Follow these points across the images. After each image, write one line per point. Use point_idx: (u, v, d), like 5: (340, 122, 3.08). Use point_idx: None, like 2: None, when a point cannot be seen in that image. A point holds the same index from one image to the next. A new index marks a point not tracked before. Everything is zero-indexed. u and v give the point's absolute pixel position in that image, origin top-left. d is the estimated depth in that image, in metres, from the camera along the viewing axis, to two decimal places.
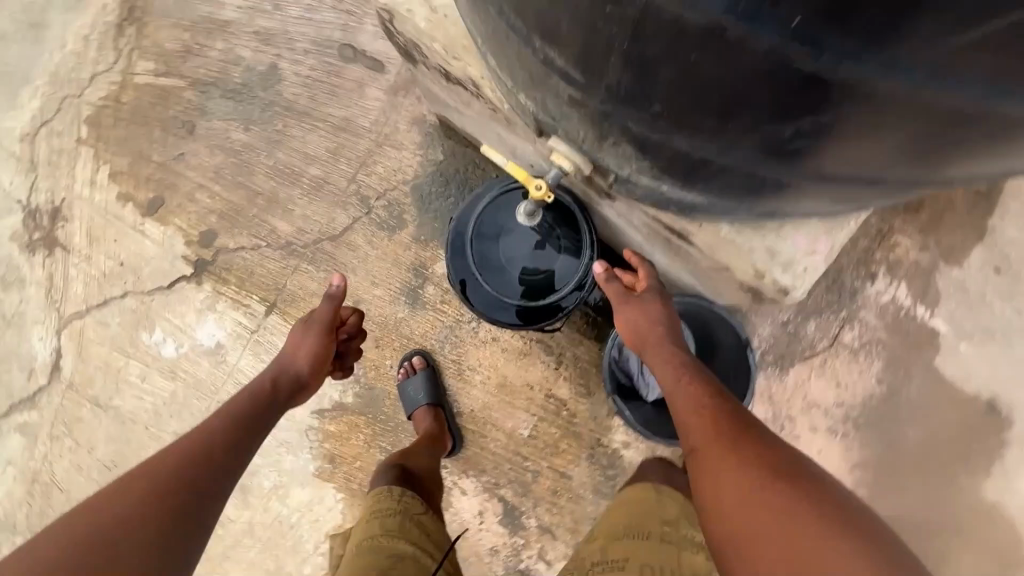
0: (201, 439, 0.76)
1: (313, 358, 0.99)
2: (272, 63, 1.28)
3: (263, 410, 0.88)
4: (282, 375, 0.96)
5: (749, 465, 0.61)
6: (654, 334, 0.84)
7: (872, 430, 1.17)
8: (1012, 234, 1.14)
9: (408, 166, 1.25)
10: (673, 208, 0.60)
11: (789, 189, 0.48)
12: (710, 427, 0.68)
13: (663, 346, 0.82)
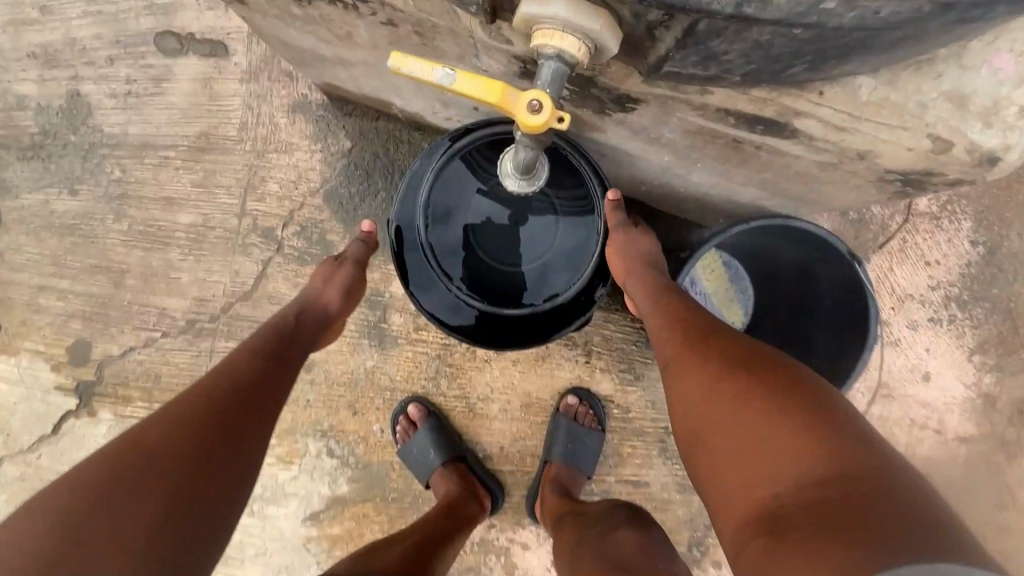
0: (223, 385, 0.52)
1: (343, 289, 0.73)
2: (71, 90, 0.90)
3: (289, 349, 0.62)
4: (309, 306, 0.70)
5: (704, 370, 0.49)
6: (631, 262, 0.65)
7: (980, 303, 0.95)
8: None
9: (311, 170, 0.91)
10: (800, 66, 0.30)
11: None
12: (671, 337, 0.56)
13: (631, 265, 0.65)
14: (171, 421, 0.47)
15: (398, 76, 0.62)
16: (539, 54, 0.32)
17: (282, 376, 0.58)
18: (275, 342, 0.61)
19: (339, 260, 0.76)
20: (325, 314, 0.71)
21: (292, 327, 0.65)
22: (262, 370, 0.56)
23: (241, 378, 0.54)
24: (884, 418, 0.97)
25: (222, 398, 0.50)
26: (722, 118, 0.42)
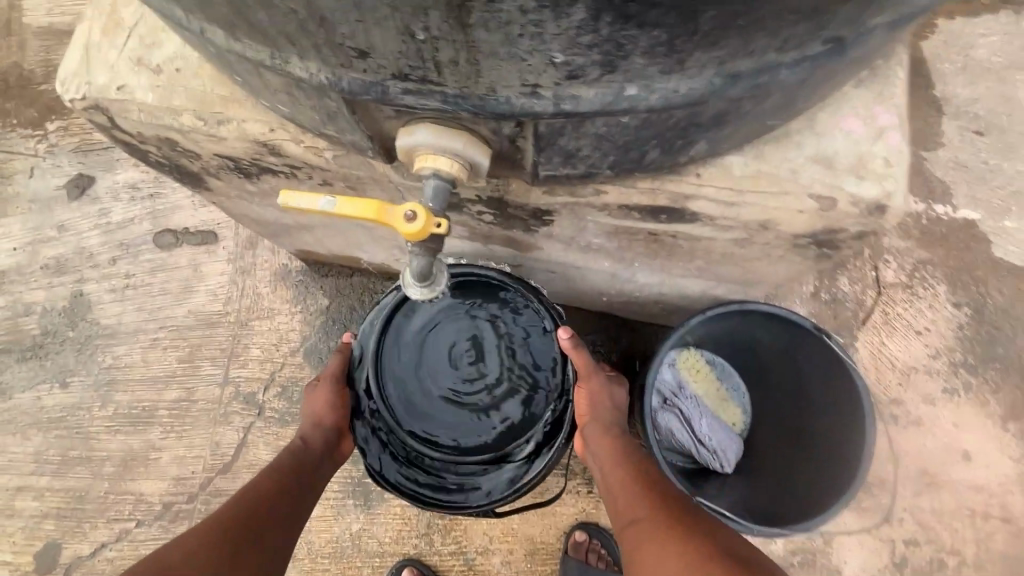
0: (253, 501, 0.53)
1: (339, 410, 0.68)
2: (75, 292, 0.98)
3: (313, 475, 0.61)
4: (309, 428, 0.65)
5: (677, 529, 0.48)
6: (601, 410, 0.66)
7: (988, 366, 0.90)
8: (971, 93, 0.98)
9: (292, 331, 0.94)
10: (654, 151, 0.34)
11: None
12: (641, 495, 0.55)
13: (598, 410, 0.66)
14: (214, 528, 0.48)
15: (354, 232, 0.68)
16: (424, 175, 0.35)
17: (305, 493, 0.58)
18: (295, 462, 0.60)
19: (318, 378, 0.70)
20: (330, 434, 0.66)
21: (303, 451, 0.62)
22: (286, 487, 0.56)
23: (268, 494, 0.54)
24: (939, 513, 0.85)
25: (253, 513, 0.51)
26: (626, 214, 0.45)
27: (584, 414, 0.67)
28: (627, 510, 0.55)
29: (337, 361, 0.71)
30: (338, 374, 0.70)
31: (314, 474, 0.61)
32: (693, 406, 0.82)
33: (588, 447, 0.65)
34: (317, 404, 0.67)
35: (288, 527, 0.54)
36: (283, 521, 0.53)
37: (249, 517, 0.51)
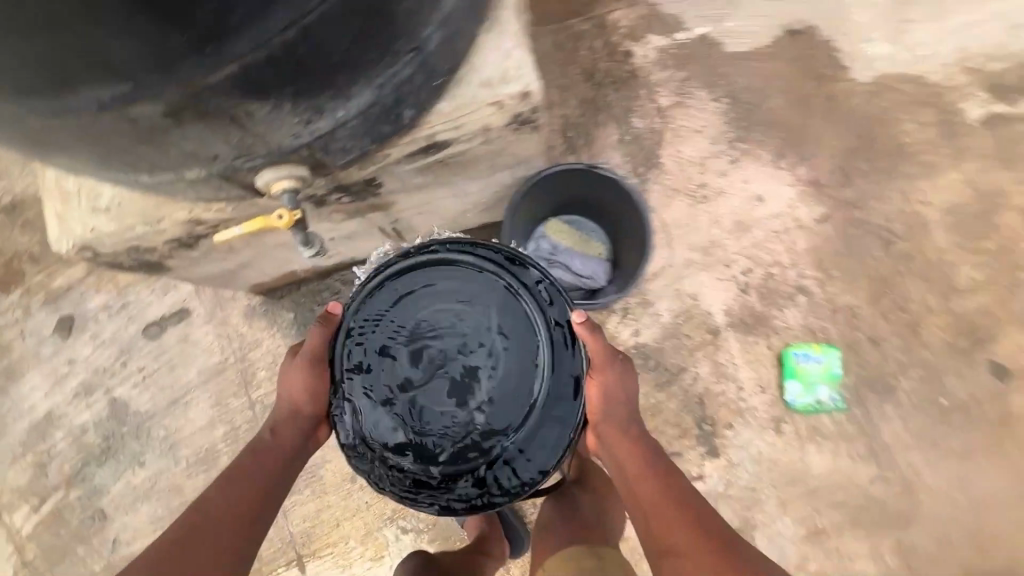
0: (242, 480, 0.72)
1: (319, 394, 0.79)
2: (109, 400, 1.24)
3: (296, 451, 0.77)
4: (285, 414, 0.77)
5: (716, 556, 0.66)
6: (611, 408, 0.81)
7: (753, 131, 1.23)
8: None
9: (280, 346, 1.23)
10: (385, 126, 0.62)
11: (396, 26, 0.50)
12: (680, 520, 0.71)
13: (613, 408, 0.81)
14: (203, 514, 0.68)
15: (281, 254, 0.96)
16: (278, 193, 0.62)
17: (285, 475, 0.75)
18: (277, 448, 0.75)
19: (298, 355, 0.79)
20: (306, 424, 0.78)
21: (283, 434, 0.76)
22: (270, 469, 0.74)
23: (252, 477, 0.72)
24: (758, 244, 1.20)
25: (240, 496, 0.70)
26: (410, 158, 0.73)
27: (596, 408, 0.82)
28: (663, 520, 0.71)
29: (319, 342, 0.78)
30: (315, 361, 0.78)
31: (274, 485, 0.73)
32: (567, 255, 1.14)
33: (602, 436, 0.82)
34: (294, 390, 0.78)
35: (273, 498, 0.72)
36: (267, 493, 0.72)
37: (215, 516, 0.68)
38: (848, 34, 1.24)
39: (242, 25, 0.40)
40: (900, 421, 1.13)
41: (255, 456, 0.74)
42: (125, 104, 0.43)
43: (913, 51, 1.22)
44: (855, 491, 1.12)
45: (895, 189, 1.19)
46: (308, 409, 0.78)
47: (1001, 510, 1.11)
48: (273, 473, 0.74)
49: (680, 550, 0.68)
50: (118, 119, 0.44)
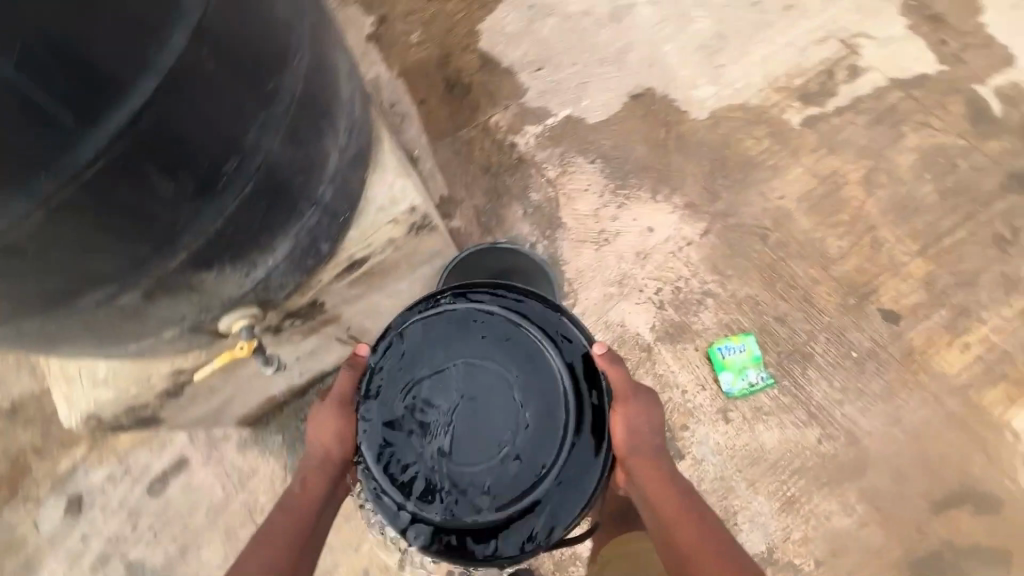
0: (300, 508, 0.87)
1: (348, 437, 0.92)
2: (126, 564, 1.31)
3: (338, 481, 0.92)
4: (323, 449, 0.91)
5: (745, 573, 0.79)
6: (639, 444, 0.91)
7: (629, 178, 1.47)
8: (518, 59, 1.60)
9: (276, 468, 1.35)
10: (309, 261, 0.81)
11: (295, 196, 0.70)
12: (703, 535, 0.84)
13: (640, 442, 0.91)
14: (271, 539, 0.83)
15: (260, 383, 1.11)
16: (238, 330, 0.79)
17: (331, 499, 0.91)
18: (324, 479, 0.90)
19: (333, 397, 0.92)
20: (342, 458, 0.92)
21: (327, 467, 0.91)
22: (318, 499, 0.89)
23: (307, 506, 0.87)
24: (660, 266, 1.40)
25: (300, 522, 0.85)
26: (339, 277, 0.92)
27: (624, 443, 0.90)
28: (686, 533, 0.84)
29: (350, 383, 0.93)
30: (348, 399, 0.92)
31: (314, 528, 0.87)
32: None
33: (633, 470, 0.91)
34: (329, 430, 0.91)
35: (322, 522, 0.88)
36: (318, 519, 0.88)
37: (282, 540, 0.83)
38: (679, 87, 1.53)
39: (185, 231, 0.58)
40: (824, 382, 1.29)
41: (292, 512, 0.86)
42: (114, 303, 0.60)
43: (733, 86, 1.52)
44: (808, 455, 1.25)
45: (755, 193, 1.43)
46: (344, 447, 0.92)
47: (937, 437, 1.24)
48: (322, 501, 0.89)
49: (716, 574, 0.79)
50: (110, 314, 0.61)
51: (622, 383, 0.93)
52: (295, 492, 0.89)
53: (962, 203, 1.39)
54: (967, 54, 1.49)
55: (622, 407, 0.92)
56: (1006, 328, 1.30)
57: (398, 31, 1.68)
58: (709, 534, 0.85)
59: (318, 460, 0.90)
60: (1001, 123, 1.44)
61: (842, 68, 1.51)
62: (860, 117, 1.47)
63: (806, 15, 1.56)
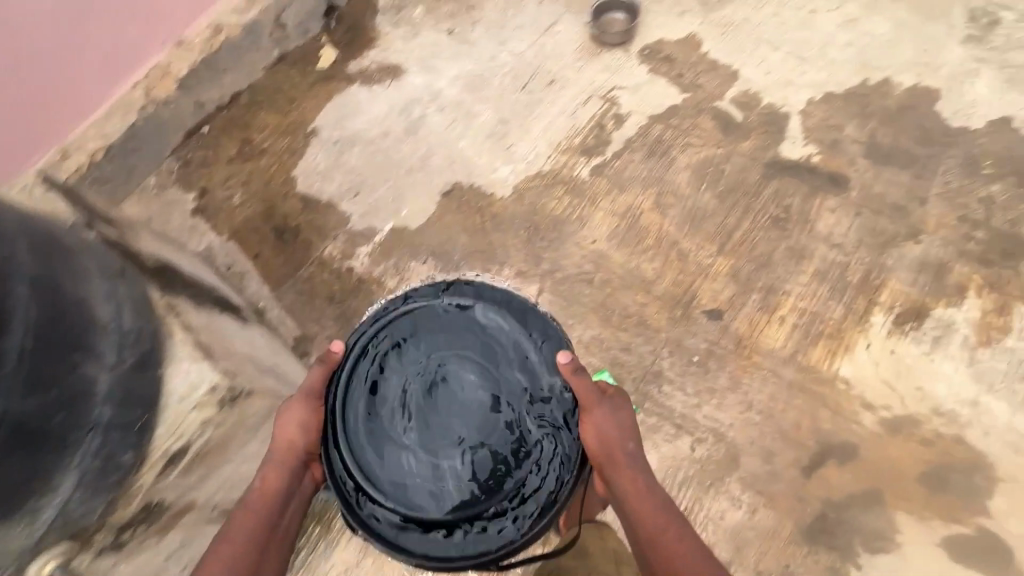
0: (269, 500, 1.03)
1: (309, 431, 1.11)
2: None
3: (303, 471, 1.11)
4: (294, 441, 1.09)
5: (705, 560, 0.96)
6: (609, 447, 1.09)
7: (461, 267, 1.60)
8: (336, 193, 1.74)
9: None
10: (108, 478, 0.87)
11: (52, 438, 0.77)
12: (682, 544, 0.98)
13: (607, 443, 1.09)
14: (246, 532, 0.98)
15: None
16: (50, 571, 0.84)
17: (298, 488, 1.10)
18: (292, 467, 1.08)
19: (307, 395, 1.11)
20: (308, 449, 1.10)
21: (294, 455, 1.09)
22: (287, 486, 1.06)
23: (273, 497, 1.04)
24: None
25: (268, 516, 1.02)
26: (164, 473, 0.95)
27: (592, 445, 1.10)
28: (665, 542, 0.99)
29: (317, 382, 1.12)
30: (310, 396, 1.11)
31: (279, 519, 1.04)
32: None
33: (613, 476, 1.09)
34: (297, 424, 1.09)
35: (291, 506, 1.07)
36: (285, 509, 1.06)
37: (259, 532, 1.00)
38: (481, 174, 1.71)
39: None
40: (679, 393, 1.40)
41: (255, 507, 1.02)
42: None
43: (525, 160, 1.72)
44: (687, 463, 1.33)
45: (571, 245, 1.59)
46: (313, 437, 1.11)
47: (785, 407, 1.37)
48: (290, 494, 1.07)
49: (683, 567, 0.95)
50: None
51: (587, 394, 1.12)
52: (261, 485, 1.05)
53: (739, 199, 1.60)
54: (701, 79, 1.77)
55: (591, 414, 1.12)
56: (808, 292, 1.48)
57: (221, 199, 1.79)
58: (690, 545, 0.99)
59: (283, 456, 1.07)
60: (745, 126, 1.69)
61: (609, 119, 1.74)
62: (636, 154, 1.68)
63: (566, 87, 1.81)
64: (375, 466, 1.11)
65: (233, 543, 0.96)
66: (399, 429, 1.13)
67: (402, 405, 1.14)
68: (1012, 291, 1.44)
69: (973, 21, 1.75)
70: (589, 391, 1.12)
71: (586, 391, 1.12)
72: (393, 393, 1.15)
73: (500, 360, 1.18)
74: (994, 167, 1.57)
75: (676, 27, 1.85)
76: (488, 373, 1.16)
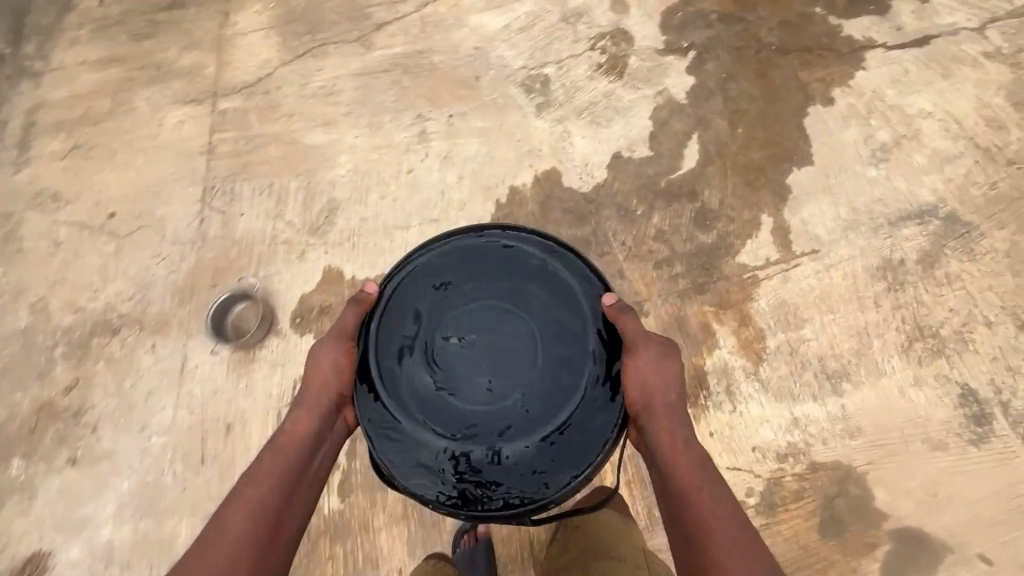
0: (311, 428, 1.14)
1: (340, 371, 1.19)
2: None
3: (337, 412, 1.19)
4: (322, 376, 1.18)
5: (741, 538, 0.94)
6: (653, 391, 1.12)
7: None
8: None
9: None
10: None
11: None
12: (716, 504, 0.99)
13: (646, 384, 1.12)
14: (287, 466, 1.07)
15: None
16: None
17: (326, 441, 1.16)
18: (322, 406, 1.16)
19: (343, 334, 1.22)
20: (336, 386, 1.18)
21: (326, 392, 1.17)
22: (322, 429, 1.15)
23: (310, 437, 1.13)
24: None
25: (302, 462, 1.10)
26: None
27: (631, 392, 1.13)
28: (698, 503, 0.99)
29: (350, 319, 1.23)
30: (341, 334, 1.21)
31: (311, 470, 1.11)
32: None
33: (651, 421, 1.11)
34: (329, 360, 1.19)
35: (315, 440, 1.13)
36: (313, 443, 1.13)
37: (294, 480, 1.07)
38: None
39: None
40: None
41: (288, 448, 1.10)
42: None
43: None
44: None
45: None
46: (342, 372, 1.19)
47: None
48: (319, 443, 1.14)
49: (714, 535, 0.95)
50: None
51: (638, 336, 1.15)
52: (292, 426, 1.13)
53: None
54: None
55: (632, 362, 1.14)
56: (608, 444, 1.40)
57: None
58: (726, 515, 0.98)
59: (316, 388, 1.17)
60: None
61: None
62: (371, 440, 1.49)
63: (247, 421, 1.48)
64: (393, 400, 1.16)
65: (265, 484, 1.04)
66: (421, 373, 1.18)
67: (424, 349, 1.20)
68: (738, 297, 1.47)
69: (531, 91, 1.82)
70: (631, 325, 1.15)
71: (628, 324, 1.15)
72: (420, 331, 1.21)
73: (546, 287, 1.23)
74: (642, 204, 1.62)
75: (308, 274, 1.64)
76: (545, 288, 1.23)
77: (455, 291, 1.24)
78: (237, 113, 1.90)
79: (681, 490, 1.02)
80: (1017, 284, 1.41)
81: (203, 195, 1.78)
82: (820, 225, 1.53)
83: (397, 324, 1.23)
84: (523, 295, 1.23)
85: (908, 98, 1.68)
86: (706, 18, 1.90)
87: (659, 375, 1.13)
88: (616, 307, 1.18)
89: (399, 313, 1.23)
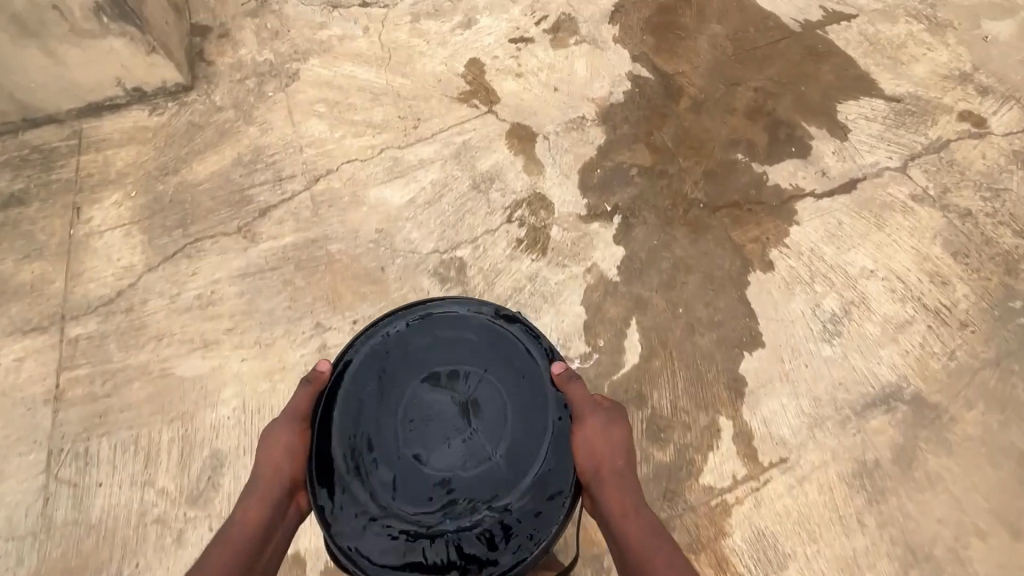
0: (262, 511, 1.05)
1: (295, 454, 1.10)
2: None
3: (293, 495, 1.10)
4: (276, 459, 1.09)
5: None
6: (604, 455, 1.10)
7: None
8: None
9: None
10: None
11: None
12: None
13: (596, 450, 1.10)
14: (235, 556, 0.98)
15: None
16: None
17: (278, 529, 1.06)
18: (271, 492, 1.07)
19: (297, 412, 1.13)
20: (289, 468, 1.08)
21: (278, 477, 1.08)
22: (273, 516, 1.05)
23: (261, 523, 1.03)
24: None
25: (252, 547, 1.00)
26: None
27: (585, 461, 1.08)
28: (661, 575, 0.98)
29: (302, 400, 1.15)
30: (296, 417, 1.13)
31: (261, 557, 1.02)
32: None
33: (606, 489, 1.07)
34: (283, 442, 1.10)
35: (267, 522, 1.04)
36: (264, 524, 1.03)
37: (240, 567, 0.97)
38: None
39: None
40: None
41: (236, 541, 1.00)
42: None
43: None
44: None
45: None
46: (296, 452, 1.10)
47: None
48: (271, 532, 1.05)
49: None
50: None
51: (584, 400, 1.13)
52: (240, 516, 1.04)
53: None
54: None
55: (579, 429, 1.11)
56: None
57: None
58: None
59: (269, 474, 1.08)
60: None
61: None
62: None
63: None
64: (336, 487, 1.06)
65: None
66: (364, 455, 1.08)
67: (372, 428, 1.10)
68: (710, 533, 1.28)
69: (445, 281, 1.61)
70: (576, 392, 1.14)
71: (575, 391, 1.14)
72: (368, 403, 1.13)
73: (500, 342, 1.19)
74: None
75: (192, 563, 1.32)
76: (499, 345, 1.18)
77: (410, 353, 1.17)
78: (93, 340, 1.57)
79: (643, 559, 1.01)
80: (999, 480, 1.30)
81: (46, 463, 1.42)
82: (783, 424, 1.37)
83: (345, 396, 1.13)
84: (478, 349, 1.18)
85: (848, 256, 1.58)
86: (626, 173, 1.76)
87: (607, 440, 1.11)
88: (563, 375, 1.16)
89: (348, 384, 1.14)
